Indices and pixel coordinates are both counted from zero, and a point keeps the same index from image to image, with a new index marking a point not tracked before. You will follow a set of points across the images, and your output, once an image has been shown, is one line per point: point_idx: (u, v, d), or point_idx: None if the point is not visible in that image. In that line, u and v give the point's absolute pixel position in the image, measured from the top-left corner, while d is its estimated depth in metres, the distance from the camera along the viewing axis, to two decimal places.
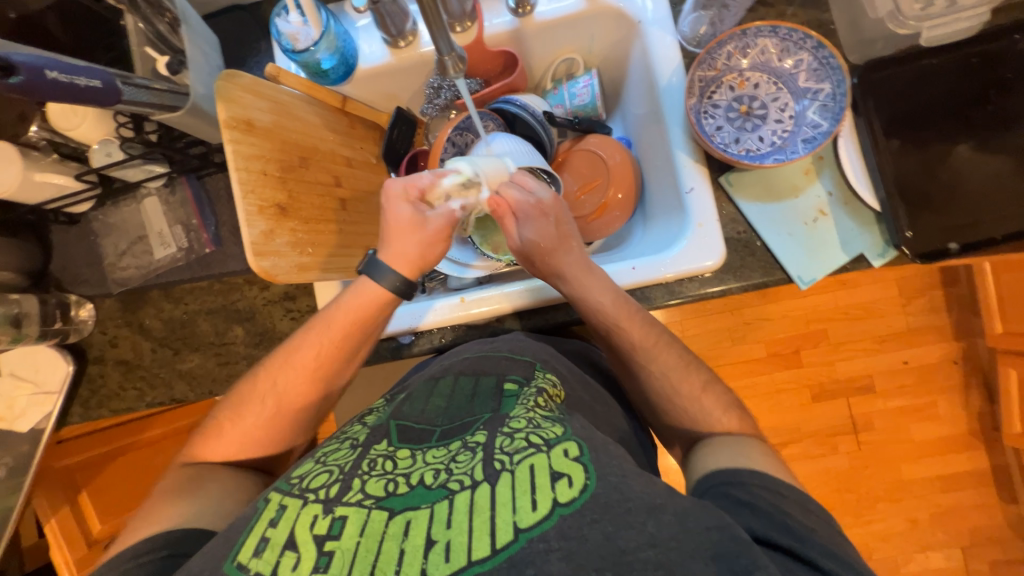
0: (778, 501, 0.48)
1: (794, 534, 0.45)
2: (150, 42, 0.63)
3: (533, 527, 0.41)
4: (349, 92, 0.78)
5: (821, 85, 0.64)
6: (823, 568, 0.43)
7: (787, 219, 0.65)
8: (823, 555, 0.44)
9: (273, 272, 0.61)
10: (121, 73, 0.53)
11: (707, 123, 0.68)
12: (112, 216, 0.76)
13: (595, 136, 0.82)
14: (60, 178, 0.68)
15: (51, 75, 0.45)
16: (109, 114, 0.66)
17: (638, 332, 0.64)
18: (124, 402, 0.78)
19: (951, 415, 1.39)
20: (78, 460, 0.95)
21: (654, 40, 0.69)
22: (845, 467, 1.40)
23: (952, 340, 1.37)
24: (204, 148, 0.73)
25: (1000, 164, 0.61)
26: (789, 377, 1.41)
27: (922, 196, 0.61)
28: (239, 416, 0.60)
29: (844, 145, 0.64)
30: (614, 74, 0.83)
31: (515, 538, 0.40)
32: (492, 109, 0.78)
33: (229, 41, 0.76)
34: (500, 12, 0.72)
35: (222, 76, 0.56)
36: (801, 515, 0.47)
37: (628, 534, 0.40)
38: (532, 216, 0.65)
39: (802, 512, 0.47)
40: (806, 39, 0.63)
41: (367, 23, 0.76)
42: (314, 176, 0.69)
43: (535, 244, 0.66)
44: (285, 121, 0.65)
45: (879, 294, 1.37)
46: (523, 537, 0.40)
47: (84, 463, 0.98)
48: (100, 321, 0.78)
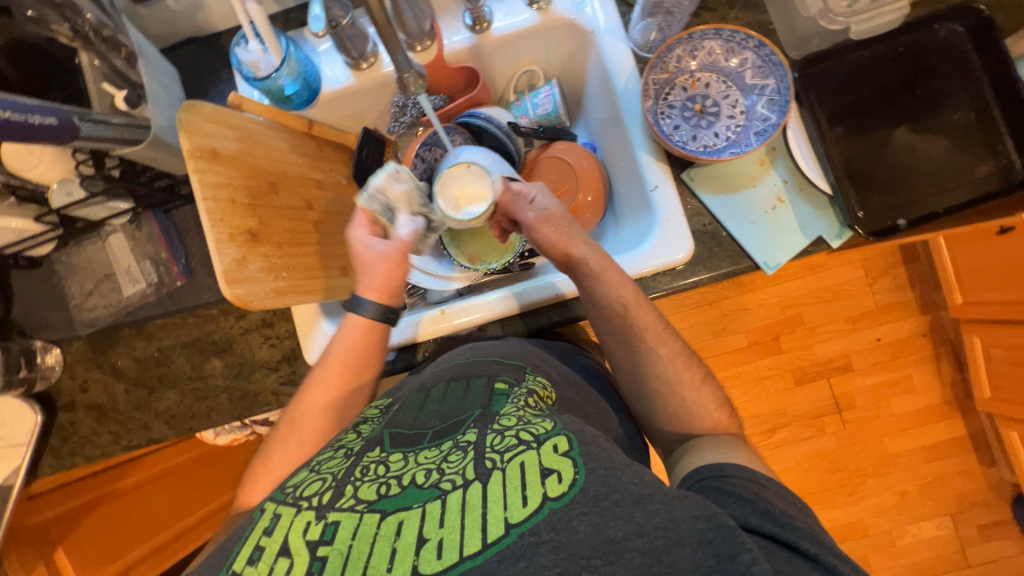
0: (759, 490, 0.49)
1: (775, 519, 0.46)
2: (107, 77, 0.62)
3: (525, 521, 0.41)
4: (315, 116, 0.79)
5: (766, 80, 0.68)
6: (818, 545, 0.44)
7: (749, 209, 0.68)
8: (802, 539, 0.44)
9: (248, 298, 0.60)
10: (78, 110, 0.53)
11: (665, 123, 0.71)
12: (75, 257, 0.74)
13: (561, 143, 0.85)
14: (18, 222, 0.67)
15: (4, 114, 0.45)
16: (66, 151, 0.65)
17: (645, 311, 0.64)
18: (98, 448, 0.75)
19: (926, 386, 1.44)
20: (59, 514, 0.91)
21: (608, 48, 0.72)
22: (833, 446, 1.44)
23: (919, 314, 1.43)
24: (170, 180, 0.74)
25: (939, 142, 0.66)
26: (770, 364, 1.45)
27: (869, 178, 0.66)
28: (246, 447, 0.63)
29: (792, 135, 0.67)
30: (573, 83, 0.86)
31: (506, 533, 0.41)
32: (459, 123, 0.79)
33: (188, 72, 0.76)
34: (458, 30, 0.74)
35: (182, 107, 0.56)
36: (783, 504, 0.48)
37: (617, 524, 0.41)
38: (548, 193, 0.68)
39: (782, 501, 0.49)
40: (748, 39, 0.67)
41: (328, 48, 0.77)
42: (284, 201, 0.69)
43: (552, 215, 0.65)
44: (251, 148, 0.65)
45: (846, 276, 1.43)
46: (514, 532, 0.41)
47: (63, 517, 0.93)
48: (68, 366, 0.76)
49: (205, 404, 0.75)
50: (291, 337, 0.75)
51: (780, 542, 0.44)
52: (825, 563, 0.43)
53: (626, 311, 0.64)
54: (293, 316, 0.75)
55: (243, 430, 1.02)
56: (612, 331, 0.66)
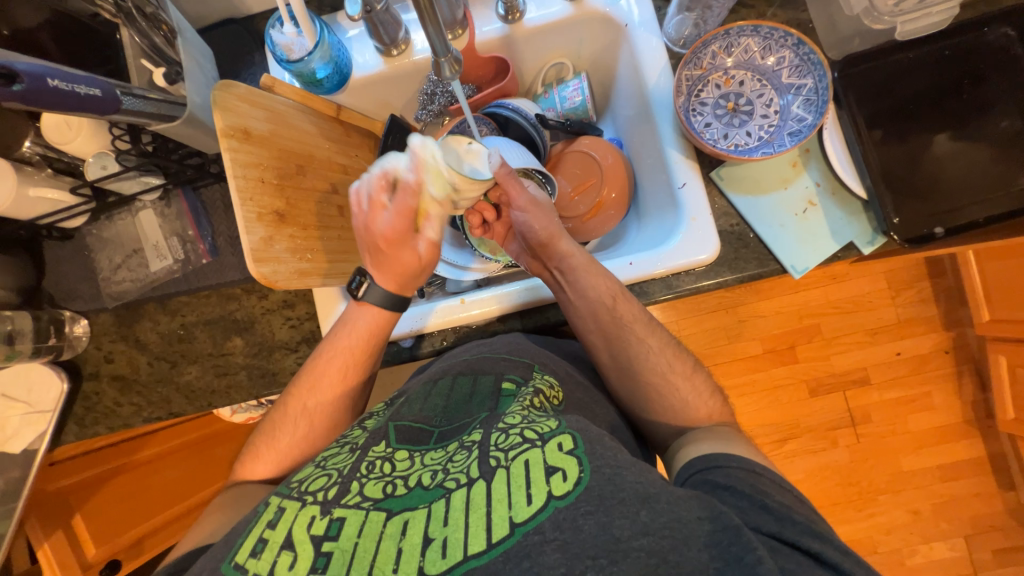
0: (755, 481, 0.48)
1: (773, 513, 0.45)
2: (146, 54, 0.64)
3: (529, 520, 0.41)
4: (344, 102, 0.80)
5: (804, 80, 0.66)
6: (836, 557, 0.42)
7: (779, 211, 0.67)
8: (802, 533, 0.44)
9: (273, 278, 0.60)
10: (120, 84, 0.54)
11: (697, 120, 0.70)
12: (106, 230, 0.76)
13: (587, 138, 0.84)
14: (54, 193, 0.68)
15: (52, 83, 0.46)
16: (104, 126, 0.66)
17: (629, 306, 0.65)
18: (120, 418, 0.77)
19: (946, 404, 1.41)
20: (75, 482, 0.93)
21: (641, 42, 0.71)
22: (846, 461, 1.41)
23: (942, 330, 1.40)
24: (200, 159, 0.74)
25: (980, 151, 0.64)
26: (785, 373, 1.42)
27: (905, 184, 0.64)
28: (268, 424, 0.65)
29: (828, 136, 0.66)
30: (603, 77, 0.85)
31: (511, 532, 0.40)
32: (486, 113, 0.78)
33: (223, 53, 0.77)
34: (491, 20, 0.74)
35: (219, 86, 0.57)
36: (779, 495, 0.47)
37: (623, 523, 0.40)
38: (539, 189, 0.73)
39: (778, 492, 0.48)
40: (787, 37, 0.65)
41: (359, 33, 0.77)
42: (311, 184, 0.69)
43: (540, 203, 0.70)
44: (282, 130, 0.65)
45: (868, 287, 1.40)
46: (519, 531, 0.40)
47: (80, 485, 0.94)
48: (94, 337, 0.77)
49: (225, 381, 0.76)
50: (311, 319, 0.76)
51: (779, 537, 0.43)
52: (839, 568, 0.42)
53: (614, 304, 0.65)
54: (314, 299, 0.76)
55: (258, 409, 1.04)
56: (600, 330, 0.66)
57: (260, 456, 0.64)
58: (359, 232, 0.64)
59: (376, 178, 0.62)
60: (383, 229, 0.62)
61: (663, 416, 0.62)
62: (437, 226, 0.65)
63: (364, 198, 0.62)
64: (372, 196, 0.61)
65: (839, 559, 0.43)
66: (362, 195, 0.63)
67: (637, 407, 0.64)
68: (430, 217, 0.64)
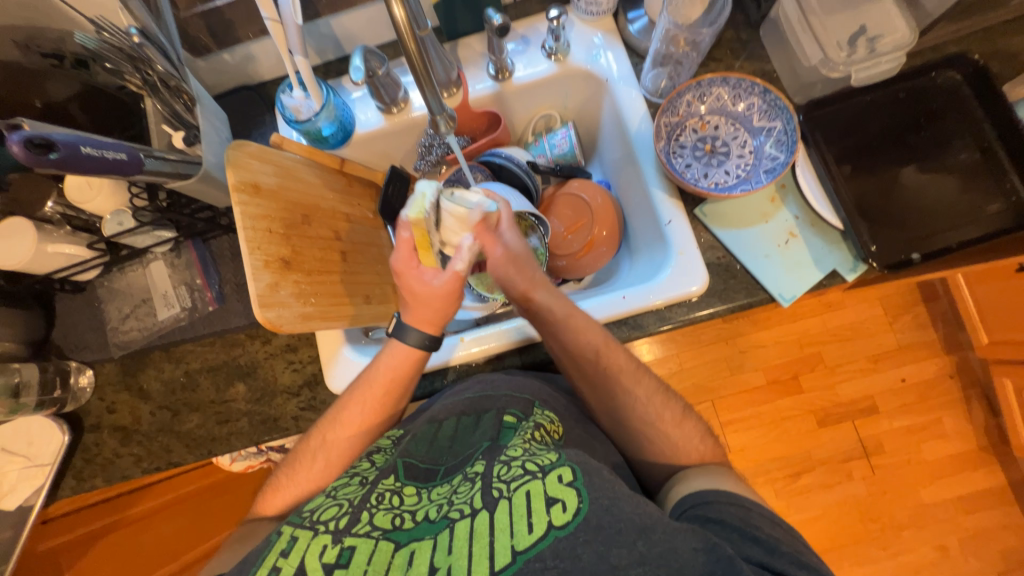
0: (745, 515, 0.48)
1: (763, 545, 0.45)
2: (166, 120, 0.69)
3: (530, 548, 0.40)
4: (347, 155, 0.85)
5: (773, 123, 0.72)
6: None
7: (762, 243, 0.70)
8: (789, 564, 0.44)
9: (277, 322, 0.62)
10: (142, 149, 0.58)
11: (678, 162, 0.75)
12: (117, 282, 0.79)
13: (576, 180, 0.88)
14: (71, 248, 0.72)
15: (85, 150, 0.50)
16: (124, 185, 0.70)
17: (617, 353, 0.65)
18: (119, 470, 0.76)
19: (958, 431, 1.38)
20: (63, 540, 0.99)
21: (621, 94, 0.77)
22: (863, 494, 1.36)
23: (944, 354, 1.40)
24: (211, 213, 0.77)
25: (946, 181, 0.68)
26: (791, 404, 1.41)
27: (879, 214, 0.67)
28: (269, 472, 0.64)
29: (801, 173, 0.70)
30: (589, 125, 0.91)
31: (513, 560, 0.40)
32: (480, 162, 0.83)
33: (236, 116, 0.83)
34: (482, 79, 0.81)
35: (232, 146, 0.62)
36: (768, 529, 0.47)
37: (621, 551, 0.40)
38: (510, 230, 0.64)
39: (768, 525, 0.48)
40: (754, 86, 0.71)
41: (362, 94, 0.84)
42: (315, 232, 0.73)
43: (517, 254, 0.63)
44: (289, 183, 0.70)
45: (864, 313, 1.42)
46: (521, 559, 0.40)
47: (69, 544, 0.99)
48: (98, 387, 0.78)
49: (226, 428, 0.76)
50: (313, 361, 0.77)
51: (768, 567, 0.44)
52: None
53: (597, 357, 0.64)
54: (317, 342, 0.78)
55: (257, 456, 1.03)
56: (583, 376, 0.66)
57: (271, 493, 0.63)
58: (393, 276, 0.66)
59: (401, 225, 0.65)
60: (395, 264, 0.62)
61: (667, 449, 0.62)
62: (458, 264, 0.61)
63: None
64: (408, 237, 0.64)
65: None
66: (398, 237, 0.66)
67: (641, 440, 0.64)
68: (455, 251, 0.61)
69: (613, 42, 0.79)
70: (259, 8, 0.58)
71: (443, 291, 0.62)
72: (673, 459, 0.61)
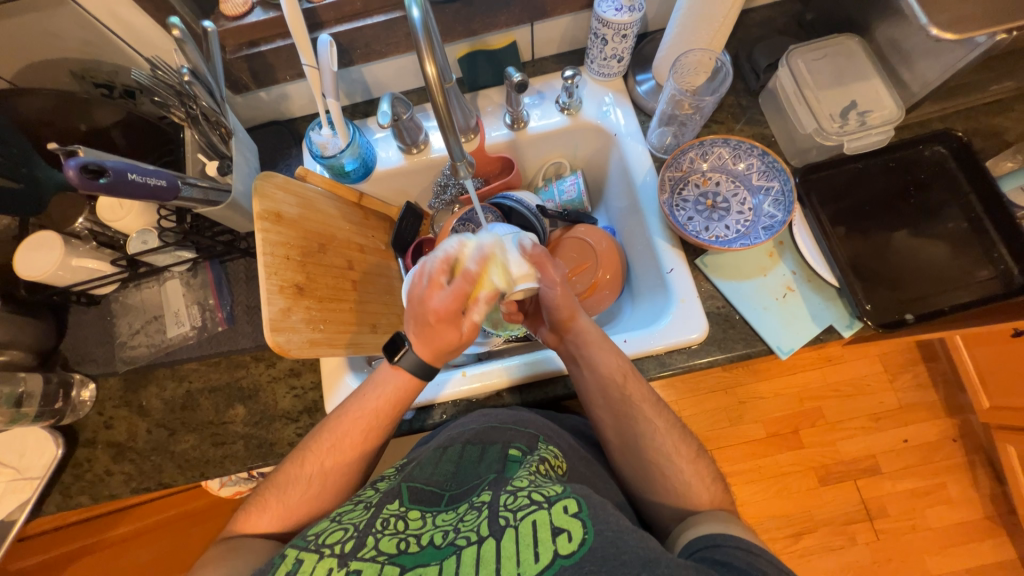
0: (753, 560, 0.48)
1: None
2: (201, 149, 0.73)
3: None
4: (366, 189, 0.89)
5: (771, 183, 0.76)
6: None
7: (761, 295, 0.72)
8: None
9: (286, 346, 0.64)
10: (178, 176, 0.62)
11: (680, 214, 0.78)
12: (132, 297, 0.81)
13: (582, 226, 0.91)
14: (94, 263, 0.74)
15: (131, 177, 0.54)
16: (154, 208, 0.74)
17: (638, 385, 0.66)
18: (107, 488, 0.75)
19: (964, 498, 1.34)
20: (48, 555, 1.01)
21: (629, 148, 0.82)
22: (867, 561, 1.31)
23: (946, 416, 1.39)
24: (231, 236, 0.81)
25: (939, 247, 0.71)
26: (791, 460, 1.38)
27: (873, 275, 0.70)
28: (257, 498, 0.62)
29: (798, 231, 0.73)
30: (596, 174, 0.96)
31: None
32: (492, 203, 0.87)
33: (265, 148, 0.88)
34: (499, 127, 0.86)
35: (260, 176, 0.66)
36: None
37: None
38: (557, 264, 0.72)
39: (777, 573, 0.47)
40: (753, 148, 0.76)
41: (385, 135, 0.90)
42: (329, 261, 0.75)
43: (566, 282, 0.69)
44: (309, 214, 0.73)
45: (864, 370, 1.42)
46: None
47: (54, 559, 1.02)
48: (99, 402, 0.78)
49: (221, 451, 0.75)
50: (315, 388, 0.78)
51: None
52: None
53: (624, 381, 0.66)
54: (320, 368, 0.79)
55: (246, 482, 1.00)
56: (608, 405, 0.67)
57: (269, 507, 0.61)
58: (411, 304, 0.64)
59: (439, 259, 0.63)
60: (435, 305, 0.61)
61: (665, 497, 0.61)
62: (484, 312, 0.64)
63: (426, 274, 0.63)
64: (431, 274, 0.62)
65: None
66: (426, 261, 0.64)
67: (639, 485, 0.64)
68: (480, 299, 0.63)
69: (622, 101, 0.85)
70: (300, 55, 0.64)
71: (466, 337, 0.64)
72: (671, 506, 0.60)
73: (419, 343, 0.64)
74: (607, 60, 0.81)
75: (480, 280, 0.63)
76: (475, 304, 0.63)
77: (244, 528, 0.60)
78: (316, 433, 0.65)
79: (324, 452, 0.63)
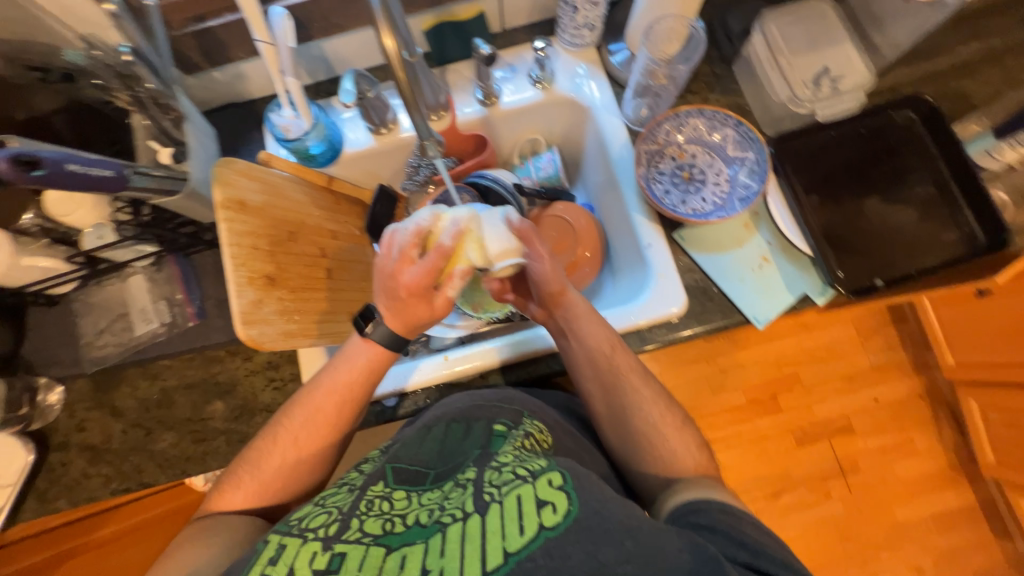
0: (734, 521, 0.50)
1: (749, 548, 0.48)
2: (154, 136, 0.69)
3: (521, 550, 0.41)
4: (335, 173, 0.86)
5: (746, 153, 0.76)
6: None
7: (738, 267, 0.73)
8: (773, 564, 0.48)
9: (259, 339, 0.62)
10: (128, 165, 0.59)
11: (657, 188, 0.77)
12: (94, 296, 0.78)
13: (561, 203, 0.90)
14: (47, 262, 0.70)
15: (71, 167, 0.51)
16: (107, 200, 0.69)
17: (624, 355, 0.67)
18: (86, 491, 0.73)
19: (929, 449, 1.42)
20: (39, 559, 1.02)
21: (604, 121, 0.81)
22: (841, 513, 1.39)
23: (914, 374, 1.45)
24: (195, 228, 0.77)
25: (908, 212, 0.72)
26: (770, 423, 1.43)
27: (845, 242, 0.71)
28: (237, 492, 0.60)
29: (772, 202, 0.73)
30: (573, 150, 0.94)
31: (504, 561, 0.41)
32: (467, 182, 0.84)
33: (224, 133, 0.84)
34: (470, 103, 0.83)
35: (219, 163, 0.62)
36: (756, 535, 0.49)
37: (610, 549, 0.41)
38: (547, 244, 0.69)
39: (756, 532, 0.50)
40: (728, 118, 0.76)
41: (352, 115, 0.86)
42: (300, 249, 0.73)
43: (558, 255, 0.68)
44: (276, 201, 0.70)
45: (838, 334, 1.47)
46: (512, 560, 0.41)
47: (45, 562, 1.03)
48: (68, 405, 0.76)
49: (202, 448, 0.74)
50: (295, 379, 0.77)
51: (754, 566, 0.47)
52: None
53: (612, 353, 0.66)
54: (299, 359, 0.77)
55: None
56: (597, 376, 0.67)
57: (241, 484, 0.60)
58: (381, 276, 0.61)
59: (411, 233, 0.59)
60: (406, 281, 0.58)
61: (647, 467, 0.63)
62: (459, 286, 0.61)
63: (395, 246, 0.60)
64: (400, 248, 0.58)
65: None
66: (395, 230, 0.60)
67: (622, 456, 0.65)
68: (455, 275, 0.60)
69: (596, 72, 0.83)
70: (252, 32, 0.59)
71: (438, 311, 0.62)
72: (655, 475, 0.62)
73: (390, 315, 0.62)
74: (579, 30, 0.78)
75: (456, 255, 0.59)
76: (449, 279, 0.60)
77: (219, 505, 0.60)
78: (288, 410, 0.63)
79: (297, 427, 0.62)
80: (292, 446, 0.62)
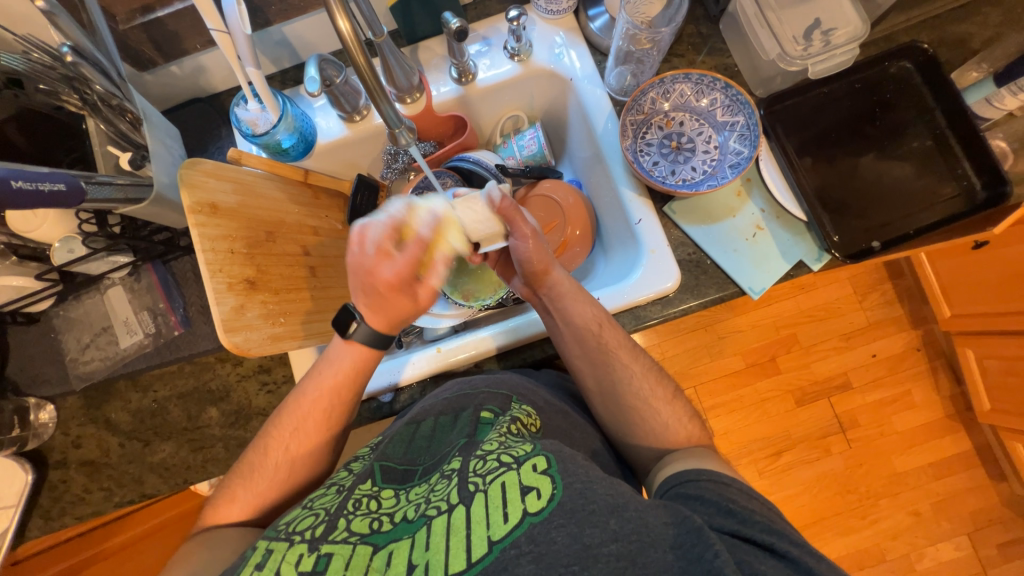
0: (723, 490, 0.49)
1: (736, 516, 0.46)
2: (111, 140, 0.66)
3: (505, 537, 0.41)
4: (311, 166, 0.82)
5: (736, 118, 0.72)
6: (799, 559, 0.44)
7: (731, 238, 0.71)
8: (763, 531, 0.45)
9: (245, 346, 0.60)
10: (83, 174, 0.56)
11: (645, 160, 0.76)
12: (73, 310, 0.75)
13: (548, 180, 0.86)
14: (19, 280, 0.69)
15: (17, 185, 0.48)
16: (71, 212, 0.67)
17: (614, 331, 0.66)
18: (90, 506, 0.73)
19: (927, 401, 1.44)
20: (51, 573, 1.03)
21: (586, 93, 0.77)
22: (841, 468, 1.41)
23: (912, 329, 1.46)
24: (169, 234, 0.75)
25: (904, 167, 0.70)
26: (769, 386, 1.44)
27: (840, 204, 0.69)
28: (237, 499, 0.60)
29: (765, 167, 0.71)
30: (557, 125, 0.91)
31: (489, 550, 0.40)
32: (449, 167, 0.81)
33: (191, 132, 0.80)
34: (445, 82, 0.79)
35: (185, 165, 0.58)
36: (745, 502, 0.48)
37: (593, 531, 0.41)
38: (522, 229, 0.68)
39: (746, 499, 0.49)
40: (716, 81, 0.71)
41: (323, 103, 0.82)
42: (281, 249, 0.70)
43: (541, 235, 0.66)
44: (250, 201, 0.67)
45: (836, 294, 1.46)
46: (497, 548, 0.40)
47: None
48: (61, 422, 0.75)
49: (201, 456, 0.74)
50: (288, 382, 0.76)
51: (739, 534, 0.45)
52: (793, 559, 0.44)
53: (599, 331, 0.65)
54: (290, 361, 0.76)
55: None
56: (584, 354, 0.66)
57: (239, 491, 0.60)
58: (355, 273, 0.62)
59: (386, 226, 0.61)
60: (387, 274, 0.61)
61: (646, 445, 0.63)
62: (441, 274, 0.65)
63: (370, 241, 0.61)
64: (379, 243, 0.61)
65: (796, 551, 0.44)
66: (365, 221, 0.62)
67: (620, 435, 0.65)
68: (437, 264, 0.64)
69: (575, 40, 0.78)
70: (204, 19, 0.55)
71: (422, 302, 0.65)
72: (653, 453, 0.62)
73: (370, 311, 0.63)
74: None
75: (434, 244, 0.63)
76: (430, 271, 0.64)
77: (221, 514, 0.59)
78: (279, 417, 0.63)
79: (286, 435, 0.61)
80: (286, 450, 0.61)
